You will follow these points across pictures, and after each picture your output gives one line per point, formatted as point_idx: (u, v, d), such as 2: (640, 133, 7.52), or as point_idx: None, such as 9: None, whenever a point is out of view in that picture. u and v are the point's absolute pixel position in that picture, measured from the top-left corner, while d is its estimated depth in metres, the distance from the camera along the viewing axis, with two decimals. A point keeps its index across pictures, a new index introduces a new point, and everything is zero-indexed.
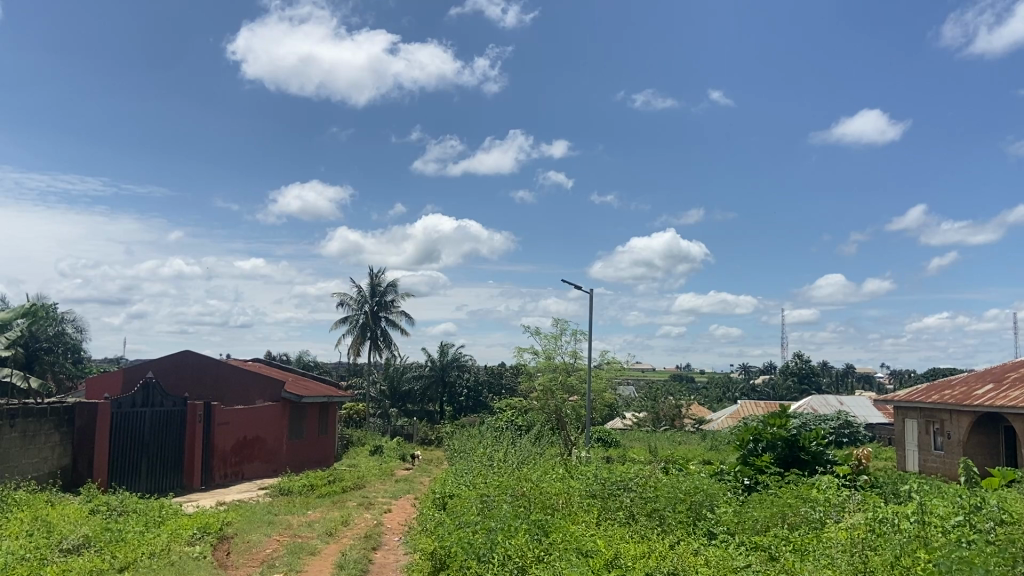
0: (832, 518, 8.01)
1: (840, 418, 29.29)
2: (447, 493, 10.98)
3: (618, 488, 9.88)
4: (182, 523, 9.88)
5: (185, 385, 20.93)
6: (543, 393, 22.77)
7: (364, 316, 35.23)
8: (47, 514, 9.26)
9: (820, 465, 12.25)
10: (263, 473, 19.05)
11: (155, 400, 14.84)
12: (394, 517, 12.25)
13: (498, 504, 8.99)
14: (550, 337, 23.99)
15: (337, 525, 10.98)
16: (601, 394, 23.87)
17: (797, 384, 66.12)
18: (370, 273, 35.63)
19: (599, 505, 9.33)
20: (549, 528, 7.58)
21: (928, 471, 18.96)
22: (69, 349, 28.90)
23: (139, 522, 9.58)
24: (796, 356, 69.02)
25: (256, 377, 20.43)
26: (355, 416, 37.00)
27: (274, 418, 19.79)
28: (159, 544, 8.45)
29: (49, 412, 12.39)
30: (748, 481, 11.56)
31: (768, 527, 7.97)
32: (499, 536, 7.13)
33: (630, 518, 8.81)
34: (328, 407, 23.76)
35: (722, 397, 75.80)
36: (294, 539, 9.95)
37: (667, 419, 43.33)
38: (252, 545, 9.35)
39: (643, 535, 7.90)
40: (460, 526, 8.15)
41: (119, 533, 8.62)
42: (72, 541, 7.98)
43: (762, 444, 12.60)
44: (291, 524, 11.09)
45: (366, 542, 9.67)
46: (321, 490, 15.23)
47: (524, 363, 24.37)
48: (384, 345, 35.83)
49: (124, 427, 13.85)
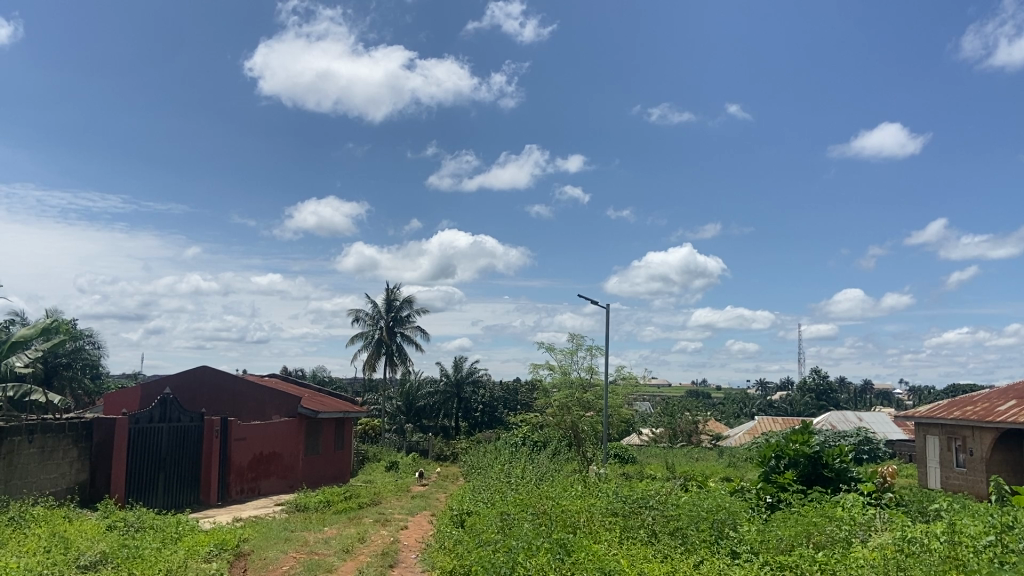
0: (858, 537, 7.85)
1: (860, 435, 28.88)
2: (465, 510, 10.85)
3: (640, 505, 9.73)
4: (200, 539, 9.82)
5: (202, 401, 20.98)
6: (559, 409, 22.70)
7: (379, 332, 35.29)
8: (65, 530, 9.22)
9: (844, 483, 12.01)
10: (280, 488, 18.98)
11: (172, 416, 14.87)
12: (410, 535, 12.15)
13: (519, 522, 8.85)
14: (566, 352, 23.86)
15: (354, 542, 10.90)
16: (617, 411, 23.63)
17: (814, 400, 65.45)
18: (386, 289, 35.65)
19: (621, 523, 9.21)
20: (571, 547, 7.44)
21: (951, 489, 18.62)
22: (88, 365, 29.03)
23: (157, 538, 9.54)
24: (814, 372, 68.51)
25: (272, 393, 20.40)
26: (370, 431, 37.05)
27: (290, 434, 19.72)
28: (176, 561, 8.38)
29: (68, 428, 12.38)
30: (771, 499, 11.33)
31: (793, 547, 7.80)
32: (520, 555, 6.99)
33: (652, 537, 8.68)
34: (343, 423, 23.66)
35: (739, 415, 75.20)
36: (310, 556, 9.87)
37: (684, 436, 42.99)
38: (269, 562, 9.29)
39: (666, 554, 7.79)
40: (479, 544, 8.02)
41: (136, 550, 8.58)
42: (89, 558, 7.92)
43: (785, 461, 12.36)
44: (307, 541, 11.02)
45: (383, 559, 9.57)
46: (337, 506, 15.16)
47: (540, 379, 24.26)
48: (400, 362, 35.74)
49: (142, 443, 13.87)
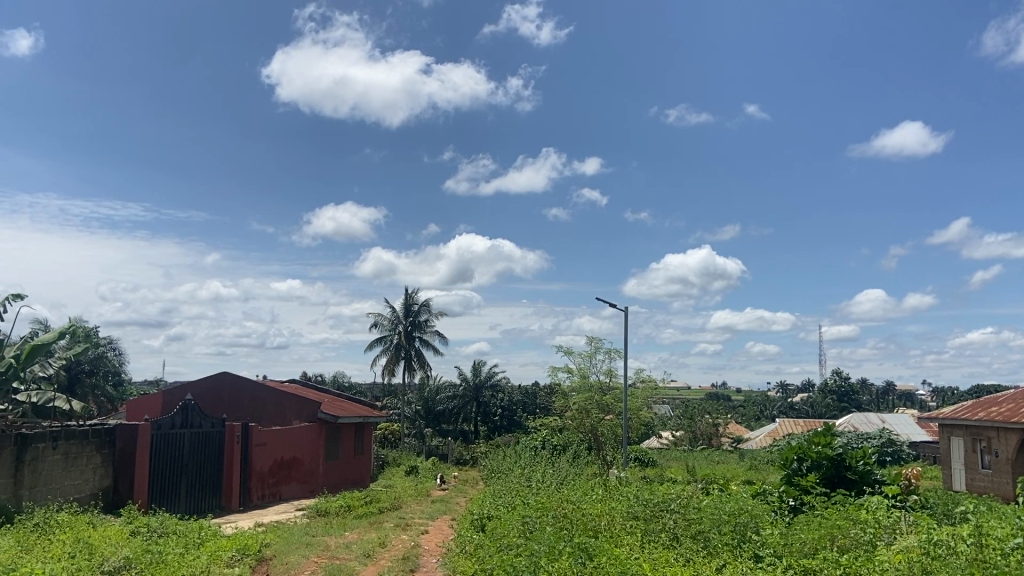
0: (883, 540, 7.77)
1: (882, 437, 28.62)
2: (486, 514, 10.84)
3: (662, 509, 9.67)
4: (222, 544, 9.86)
5: (224, 407, 21.18)
6: (578, 413, 22.63)
7: (398, 336, 35.37)
8: (89, 536, 9.29)
9: (868, 485, 11.87)
10: (300, 493, 19.04)
11: (194, 421, 14.98)
12: (431, 539, 12.16)
13: (540, 526, 8.82)
14: (584, 355, 23.78)
15: (375, 547, 10.90)
16: (637, 414, 23.54)
17: (836, 402, 64.97)
18: (404, 294, 35.72)
19: (643, 527, 9.16)
20: (593, 552, 7.40)
21: (976, 491, 18.39)
22: (110, 372, 29.27)
23: (180, 544, 9.59)
24: (834, 373, 68.12)
25: (292, 398, 20.49)
26: (390, 436, 37.22)
27: (310, 439, 19.78)
28: (199, 566, 8.41)
29: (91, 434, 12.49)
30: (793, 502, 11.21)
31: (817, 550, 7.73)
32: (543, 559, 6.97)
33: (674, 540, 8.63)
34: (362, 427, 23.73)
35: (760, 417, 74.41)
36: (331, 561, 9.89)
37: (704, 438, 42.61)
38: (292, 567, 9.33)
39: (687, 558, 7.74)
40: (501, 549, 7.99)
41: (159, 555, 8.62)
42: (114, 563, 7.97)
43: (807, 463, 12.25)
44: (328, 545, 11.04)
45: (404, 564, 9.56)
46: (358, 511, 15.18)
47: (559, 382, 24.15)
48: (418, 366, 35.80)
49: (164, 448, 13.98)
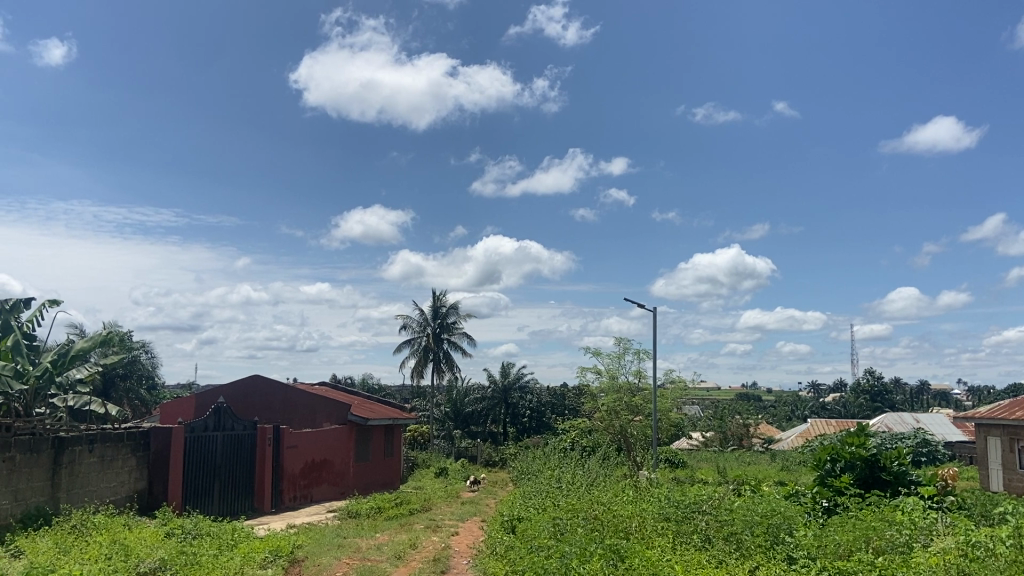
0: (920, 542, 7.64)
1: (917, 437, 28.19)
2: (516, 517, 10.80)
3: (692, 510, 9.58)
4: (255, 546, 9.93)
5: (255, 409, 21.42)
6: (607, 414, 22.53)
7: (426, 338, 35.51)
8: (126, 537, 9.43)
9: (904, 486, 11.67)
10: (331, 495, 19.16)
11: (226, 423, 15.13)
12: (461, 540, 12.19)
13: (571, 528, 8.79)
14: (613, 356, 23.68)
15: (405, 548, 10.97)
16: (667, 415, 23.39)
17: (869, 401, 64.09)
18: (432, 296, 35.84)
19: (674, 528, 9.09)
20: (625, 553, 7.35)
21: (1014, 492, 18.04)
22: (144, 376, 29.66)
23: (213, 545, 9.69)
24: (867, 372, 67.21)
25: (323, 401, 20.64)
26: (419, 438, 37.40)
27: (341, 441, 19.89)
28: (232, 568, 8.48)
29: (127, 437, 12.67)
30: (827, 503, 11.08)
31: (852, 552, 7.63)
32: (574, 560, 6.94)
33: (706, 542, 8.56)
34: (392, 429, 23.84)
35: (791, 417, 73.58)
36: (362, 562, 9.94)
37: (735, 439, 42.19)
38: (323, 568, 9.38)
39: (720, 559, 7.67)
40: (531, 550, 7.97)
41: (193, 556, 8.73)
42: (149, 563, 8.08)
43: (841, 464, 12.09)
44: (360, 547, 11.10)
45: (434, 565, 9.58)
46: (388, 513, 15.25)
47: (588, 383, 24.06)
48: (447, 367, 35.89)
49: (198, 451, 14.15)
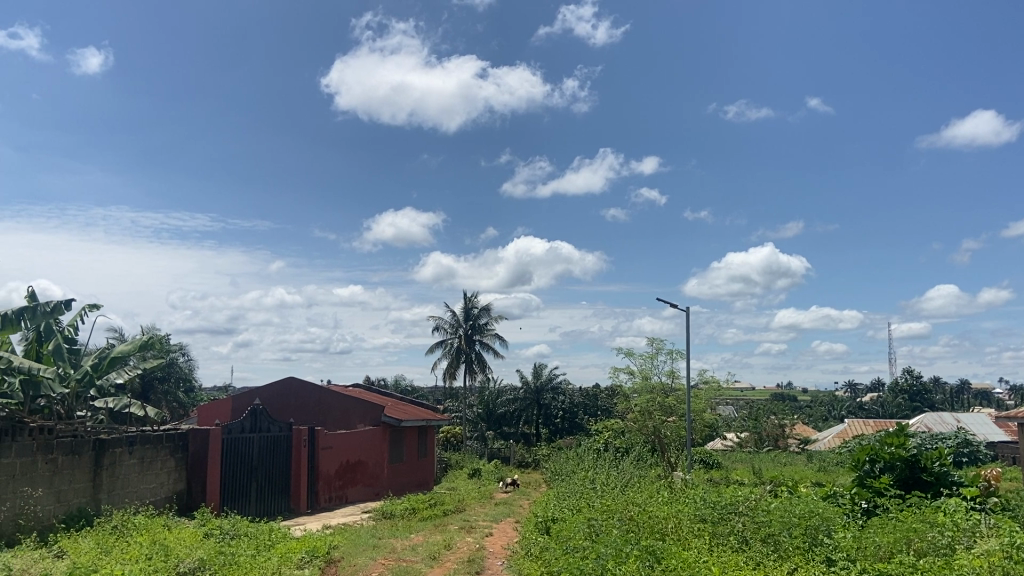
0: (962, 544, 7.50)
1: (958, 437, 27.68)
2: (550, 517, 10.79)
3: (729, 511, 9.49)
4: (292, 547, 10.03)
5: (291, 411, 21.66)
6: (640, 415, 22.41)
7: (458, 340, 35.62)
8: (165, 538, 9.57)
9: (946, 487, 11.46)
10: (365, 496, 19.29)
11: (263, 425, 15.31)
12: (496, 541, 12.20)
13: (607, 529, 8.77)
14: (646, 356, 23.57)
15: (440, 549, 10.99)
16: (701, 416, 23.22)
17: (908, 401, 63.06)
18: (464, 298, 35.93)
19: (710, 530, 9.02)
20: (661, 555, 7.31)
21: None
22: (182, 378, 30.11)
23: (251, 546, 9.80)
24: (906, 372, 66.13)
25: (357, 402, 20.79)
26: (452, 439, 37.55)
27: (375, 442, 20.02)
28: (270, 568, 8.58)
29: (165, 439, 12.86)
30: (866, 505, 10.94)
31: (893, 554, 7.52)
32: (609, 562, 6.91)
33: (743, 543, 8.48)
34: (426, 430, 23.95)
35: (828, 417, 72.61)
36: (398, 563, 9.99)
37: (771, 440, 41.76)
38: (359, 569, 9.44)
39: (757, 561, 7.60)
40: (567, 551, 7.96)
41: (231, 556, 8.84)
42: (189, 564, 8.18)
43: (880, 465, 11.90)
44: (396, 547, 11.18)
45: (469, 566, 9.61)
46: (423, 514, 15.33)
47: (621, 384, 23.98)
48: (479, 369, 35.95)
49: (235, 452, 14.32)
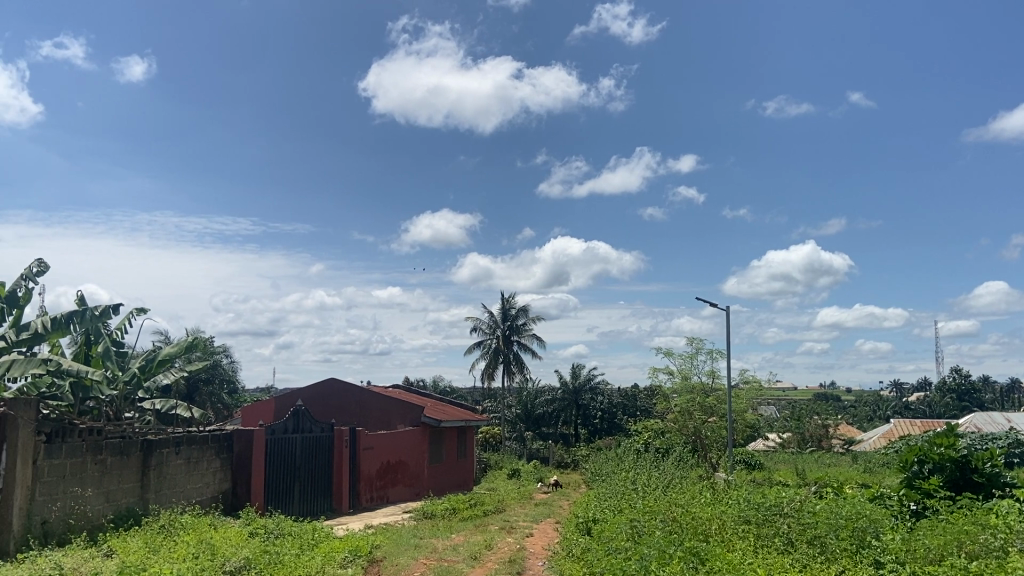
0: (1016, 547, 7.30)
1: (1009, 437, 27.00)
2: (592, 518, 10.75)
3: (774, 513, 9.36)
4: (335, 546, 10.13)
5: (332, 412, 21.87)
6: (680, 415, 22.23)
7: (496, 340, 35.69)
8: (212, 537, 9.72)
9: (998, 489, 11.18)
10: (406, 496, 19.39)
11: (305, 426, 15.47)
12: (537, 541, 12.18)
13: (649, 530, 8.71)
14: (685, 356, 23.39)
15: (481, 549, 10.99)
16: (742, 416, 22.97)
17: (956, 401, 61.69)
18: (502, 298, 35.98)
19: (754, 531, 8.90)
20: (705, 557, 7.23)
21: None
22: (226, 380, 30.58)
23: (295, 545, 9.92)
24: (953, 372, 64.73)
25: (397, 403, 20.92)
26: (491, 439, 37.60)
27: (415, 443, 20.13)
28: (313, 567, 8.67)
29: (211, 439, 13.07)
30: (915, 506, 10.73)
31: (943, 557, 7.36)
32: (653, 563, 6.86)
33: (789, 545, 8.36)
34: (465, 431, 24.02)
35: (873, 417, 71.33)
36: (439, 563, 10.01)
37: (814, 440, 41.13)
38: (401, 569, 9.49)
39: (803, 563, 7.48)
40: (609, 552, 7.91)
41: (277, 556, 8.93)
42: (234, 563, 8.28)
43: (929, 466, 11.65)
44: (437, 548, 11.23)
45: (511, 566, 9.60)
46: (463, 514, 15.37)
47: (660, 384, 23.84)
48: (517, 370, 35.96)
49: (278, 452, 14.50)
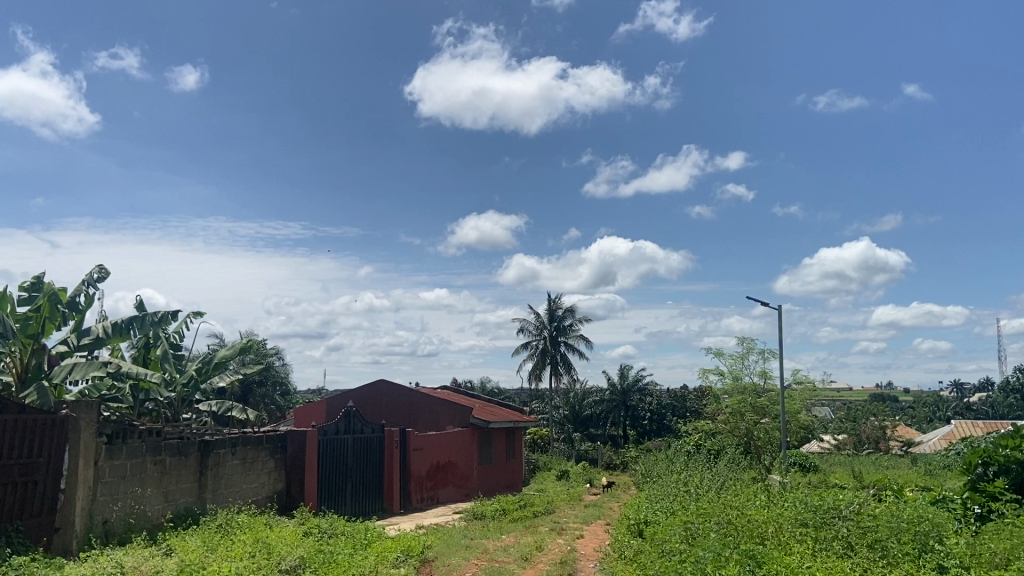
0: None
1: None
2: (643, 519, 10.65)
3: (832, 516, 9.16)
4: (387, 545, 10.21)
5: (382, 413, 22.05)
6: (732, 416, 21.94)
7: (544, 341, 35.64)
8: (267, 536, 9.88)
9: None
10: (456, 497, 19.47)
11: (356, 427, 15.63)
12: (588, 543, 12.11)
13: (704, 532, 8.59)
14: (736, 357, 23.08)
15: (532, 551, 10.94)
16: (795, 416, 22.56)
17: (1020, 401, 59.79)
18: (549, 299, 35.92)
19: (812, 534, 8.71)
20: (762, 559, 7.09)
21: None
22: (278, 381, 31.04)
23: (349, 544, 10.03)
24: (1016, 372, 62.77)
25: (446, 404, 21.03)
26: (540, 441, 37.57)
27: (465, 444, 20.20)
28: (367, 566, 8.73)
29: (266, 440, 13.27)
30: (980, 510, 10.43)
31: (1011, 562, 7.12)
32: (709, 566, 6.76)
33: (849, 549, 8.18)
34: (514, 432, 24.03)
35: (932, 419, 69.50)
36: (491, 564, 10.01)
37: (871, 442, 40.22)
38: (453, 569, 9.52)
39: (863, 568, 7.30)
40: (663, 555, 7.82)
41: (331, 555, 9.02)
42: (290, 562, 8.40)
43: (994, 468, 11.28)
44: (487, 548, 11.23)
45: (563, 568, 9.55)
46: (513, 515, 15.36)
47: (711, 385, 23.56)
48: (565, 371, 35.90)
49: (330, 452, 14.67)
